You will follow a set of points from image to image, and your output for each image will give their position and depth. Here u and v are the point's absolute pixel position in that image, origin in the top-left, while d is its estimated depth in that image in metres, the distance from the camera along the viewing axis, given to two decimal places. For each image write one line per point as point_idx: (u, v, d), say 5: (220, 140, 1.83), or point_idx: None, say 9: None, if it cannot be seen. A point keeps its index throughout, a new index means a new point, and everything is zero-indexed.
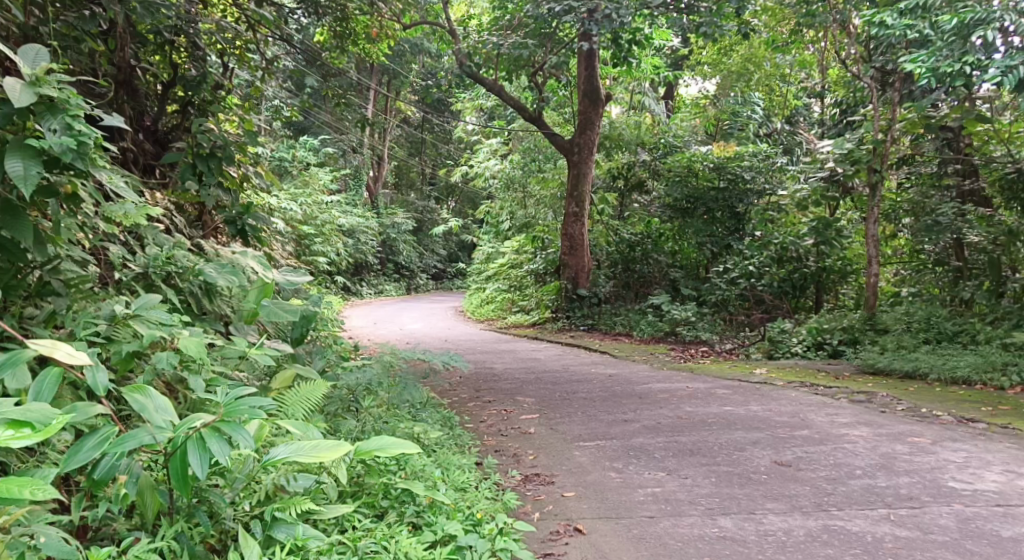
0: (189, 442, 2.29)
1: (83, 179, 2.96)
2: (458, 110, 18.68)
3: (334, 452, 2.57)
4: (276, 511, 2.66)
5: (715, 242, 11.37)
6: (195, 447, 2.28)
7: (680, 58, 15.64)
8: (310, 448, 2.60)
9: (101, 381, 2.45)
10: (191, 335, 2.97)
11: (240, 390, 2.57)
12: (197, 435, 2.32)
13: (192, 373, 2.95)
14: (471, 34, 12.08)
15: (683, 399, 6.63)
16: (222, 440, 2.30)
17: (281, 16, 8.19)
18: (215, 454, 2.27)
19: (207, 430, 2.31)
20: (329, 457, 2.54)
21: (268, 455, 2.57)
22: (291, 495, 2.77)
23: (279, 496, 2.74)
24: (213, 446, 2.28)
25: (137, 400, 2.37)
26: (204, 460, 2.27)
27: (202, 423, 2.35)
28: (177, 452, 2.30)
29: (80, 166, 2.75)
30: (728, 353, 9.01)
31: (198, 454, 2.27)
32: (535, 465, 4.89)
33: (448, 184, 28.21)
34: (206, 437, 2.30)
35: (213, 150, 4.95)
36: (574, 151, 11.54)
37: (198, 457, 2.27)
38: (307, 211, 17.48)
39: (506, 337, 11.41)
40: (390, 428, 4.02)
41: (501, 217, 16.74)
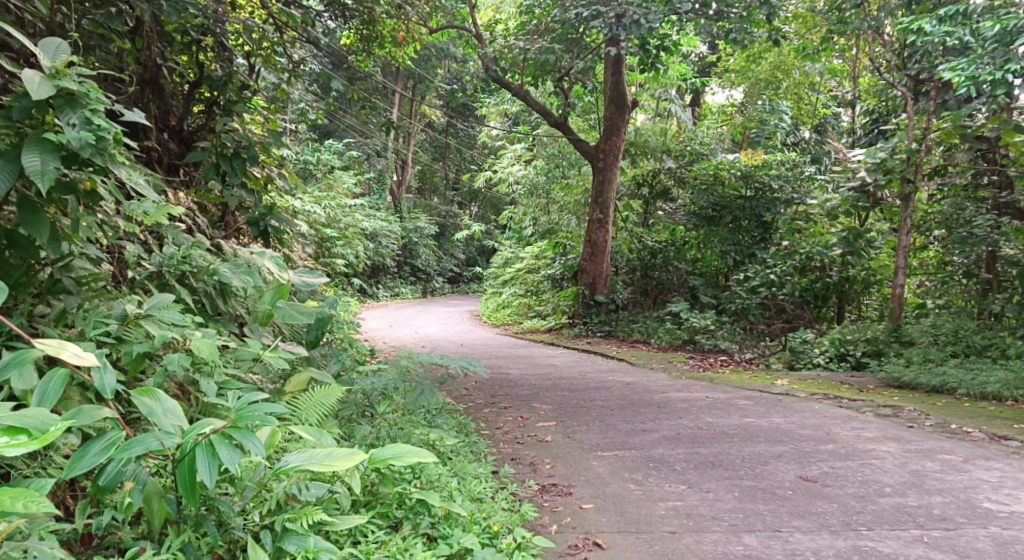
0: (198, 448, 2.20)
1: (104, 175, 2.85)
2: (481, 114, 18.63)
3: (347, 461, 2.47)
4: (287, 522, 2.56)
5: (739, 250, 11.17)
6: (204, 454, 2.19)
7: (708, 65, 15.63)
8: (322, 456, 2.50)
9: (109, 384, 2.39)
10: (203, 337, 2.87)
11: (252, 396, 2.48)
12: (206, 442, 2.22)
13: (203, 376, 2.86)
14: (498, 38, 12.08)
15: (703, 409, 6.49)
16: (232, 447, 2.21)
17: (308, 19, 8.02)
18: (225, 461, 2.18)
19: (216, 436, 2.22)
20: (342, 466, 2.44)
21: (280, 464, 2.47)
22: (303, 505, 2.68)
23: (290, 506, 2.64)
24: (222, 453, 2.19)
25: (145, 404, 2.28)
26: (212, 468, 2.18)
27: (212, 428, 2.27)
28: (184, 459, 2.21)
29: (99, 162, 2.67)
30: (748, 362, 8.85)
31: (206, 461, 2.19)
32: (552, 475, 4.79)
33: (470, 190, 28.15)
34: (215, 443, 2.21)
35: (236, 150, 4.89)
36: (598, 156, 11.44)
37: (206, 465, 2.18)
38: (331, 213, 17.67)
39: (524, 342, 11.32)
40: (405, 435, 3.94)
41: (523, 223, 16.66)
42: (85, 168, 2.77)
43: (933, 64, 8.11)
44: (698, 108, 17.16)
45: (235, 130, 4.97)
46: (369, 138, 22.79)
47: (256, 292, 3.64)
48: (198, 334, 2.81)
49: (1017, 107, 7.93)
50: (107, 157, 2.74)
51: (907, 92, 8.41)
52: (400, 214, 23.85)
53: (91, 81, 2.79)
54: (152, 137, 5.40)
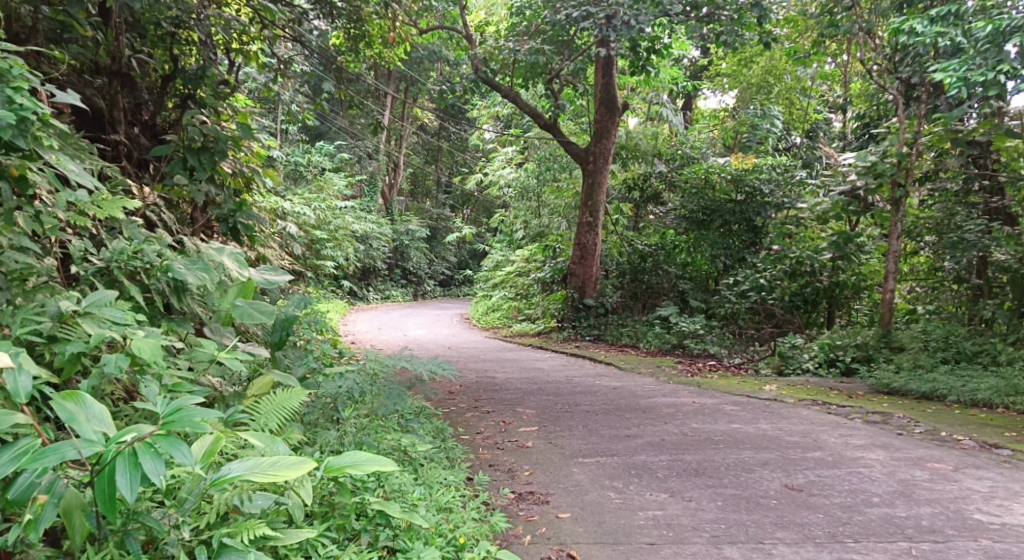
0: (119, 459, 2.04)
1: (34, 161, 2.77)
2: (472, 117, 18.50)
3: (295, 471, 2.30)
4: (226, 537, 2.35)
5: (729, 255, 11.02)
6: (125, 466, 2.03)
7: (700, 69, 15.59)
8: (267, 466, 2.32)
9: (24, 387, 2.21)
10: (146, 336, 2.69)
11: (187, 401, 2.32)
12: (129, 451, 2.06)
13: (145, 378, 2.68)
14: (488, 40, 11.98)
15: (689, 415, 6.33)
16: (157, 458, 2.05)
17: (296, 17, 7.92)
18: (148, 473, 2.02)
19: (140, 445, 2.06)
20: (290, 476, 2.27)
21: (219, 474, 2.28)
22: (248, 518, 2.50)
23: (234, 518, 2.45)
24: (146, 464, 2.03)
25: (65, 409, 2.14)
26: (133, 480, 2.02)
27: (136, 437, 2.10)
28: (104, 470, 2.04)
29: (19, 143, 2.59)
30: (736, 367, 8.71)
31: (127, 473, 2.02)
32: (530, 482, 4.62)
33: (462, 193, 27.97)
34: (139, 453, 2.05)
35: (205, 144, 4.71)
36: (587, 159, 11.31)
37: (127, 477, 2.01)
38: (320, 215, 17.56)
39: (511, 346, 11.17)
40: (372, 442, 3.77)
41: (514, 227, 16.50)
42: (12, 152, 2.69)
43: (925, 67, 8.00)
44: (689, 113, 17.05)
45: (204, 122, 4.79)
46: (361, 140, 22.66)
47: (215, 290, 3.48)
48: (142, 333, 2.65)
49: (1009, 112, 7.82)
50: (31, 139, 2.68)
51: (898, 96, 8.30)
52: (391, 217, 23.67)
53: (14, 58, 2.70)
54: (121, 131, 5.23)
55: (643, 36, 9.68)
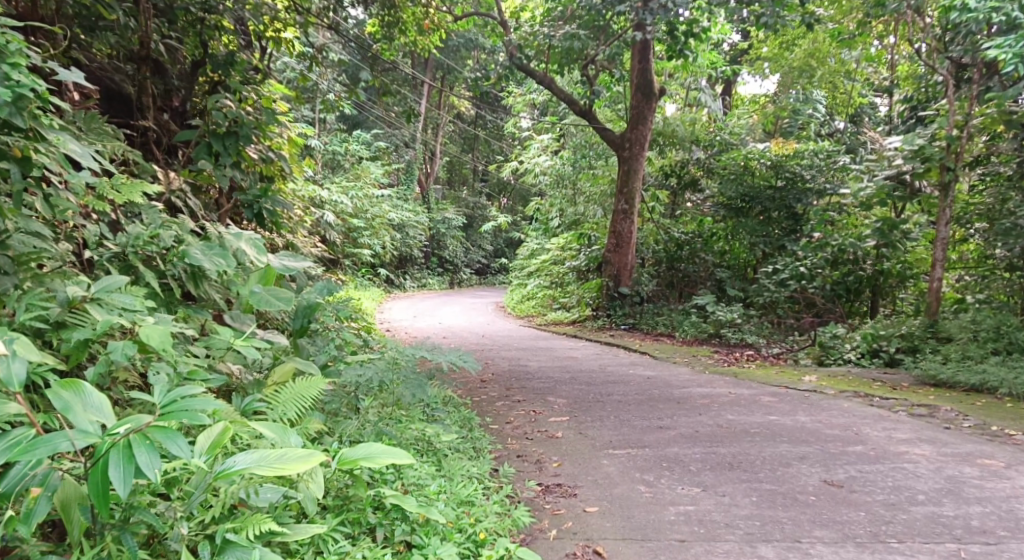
0: (112, 451, 2.03)
1: (39, 142, 2.77)
2: (508, 104, 18.32)
3: (301, 464, 2.22)
4: (229, 533, 2.30)
5: (768, 243, 10.66)
6: (119, 459, 2.01)
7: (740, 53, 15.20)
8: (273, 459, 2.25)
9: (19, 376, 2.20)
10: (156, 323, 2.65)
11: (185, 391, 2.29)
12: (123, 444, 2.05)
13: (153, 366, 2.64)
14: (523, 25, 11.79)
15: (725, 406, 6.14)
16: (152, 450, 2.03)
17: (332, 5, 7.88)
18: (142, 466, 2.00)
19: (135, 437, 2.05)
20: (295, 470, 2.19)
21: (223, 466, 2.21)
22: (255, 511, 2.44)
23: (241, 512, 2.40)
24: (140, 457, 2.00)
25: (60, 399, 2.13)
26: (127, 473, 2.00)
27: (132, 429, 2.09)
28: (97, 463, 2.02)
29: (17, 121, 2.59)
30: (775, 357, 8.47)
31: (120, 466, 2.00)
32: (558, 474, 4.50)
33: (498, 181, 27.78)
34: (133, 446, 2.03)
35: (229, 129, 4.66)
36: (623, 146, 11.09)
37: (120, 470, 2.00)
38: (357, 204, 17.68)
39: (545, 334, 11.05)
40: (393, 433, 3.66)
41: (550, 214, 16.30)
42: (13, 132, 2.69)
43: (977, 46, 7.63)
44: (729, 98, 16.64)
45: (228, 106, 4.72)
46: (397, 129, 22.64)
47: (234, 277, 3.44)
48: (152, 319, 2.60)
49: None
50: (28, 117, 2.66)
51: (948, 77, 7.93)
52: (427, 205, 23.63)
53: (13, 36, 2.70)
54: (150, 118, 5.20)
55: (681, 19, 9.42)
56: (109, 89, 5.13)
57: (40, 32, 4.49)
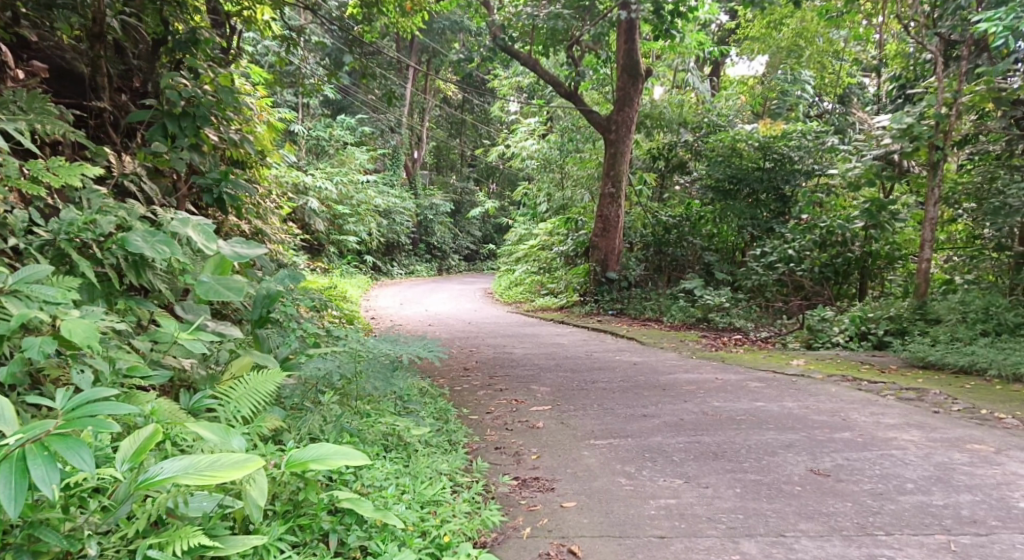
0: (5, 465, 1.97)
1: None
2: (493, 87, 18.01)
3: (232, 471, 2.06)
4: (152, 548, 2.13)
5: (757, 226, 10.50)
6: (11, 474, 1.96)
7: (728, 33, 14.93)
8: (202, 466, 2.08)
9: None
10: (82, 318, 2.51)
11: (91, 395, 2.24)
12: (17, 456, 2.00)
13: (75, 366, 2.51)
14: (507, 6, 11.50)
15: (711, 393, 5.98)
16: (50, 465, 1.98)
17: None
18: (38, 481, 1.95)
19: (31, 450, 2.00)
20: (225, 478, 2.03)
21: (146, 475, 2.04)
22: (188, 521, 2.27)
23: (170, 524, 2.23)
24: (36, 472, 1.96)
25: None
26: (21, 489, 1.95)
27: (28, 440, 2.03)
28: None
29: None
30: (763, 341, 8.31)
31: (13, 482, 1.95)
32: (537, 467, 4.33)
33: (486, 166, 27.43)
34: (28, 459, 1.98)
35: (185, 109, 4.54)
36: (609, 128, 10.84)
37: (13, 486, 1.95)
38: (341, 190, 17.41)
39: (531, 321, 10.87)
40: (356, 428, 3.49)
41: (538, 199, 16.04)
42: None
43: (967, 20, 7.42)
44: (717, 79, 16.38)
45: (183, 85, 4.60)
46: (382, 114, 22.31)
47: (179, 266, 3.27)
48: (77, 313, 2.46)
49: None
50: None
51: (937, 54, 7.71)
52: (414, 191, 23.32)
53: None
54: (105, 98, 4.97)
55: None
56: (61, 67, 4.95)
57: None
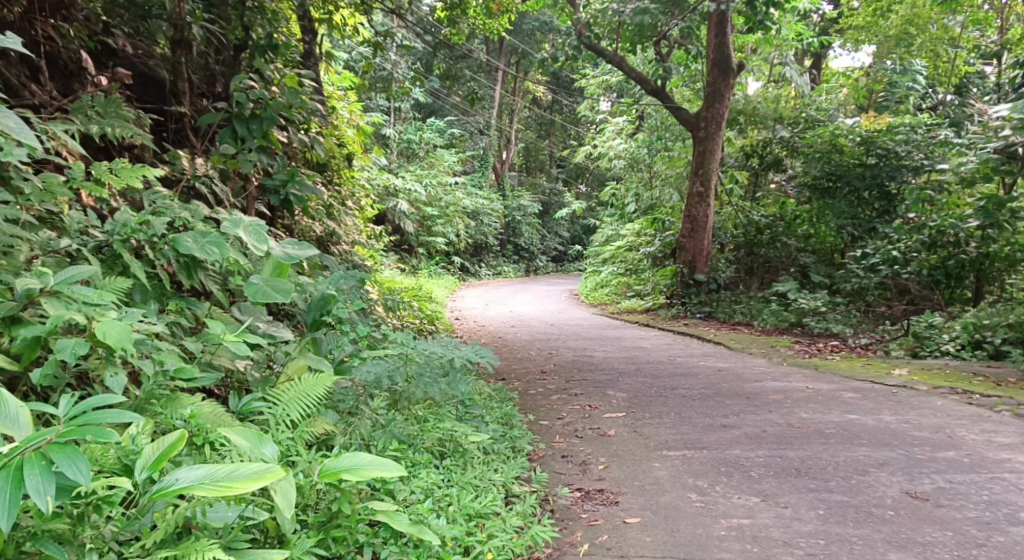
0: (3, 473, 1.92)
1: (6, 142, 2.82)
2: (581, 87, 17.73)
3: (249, 483, 2.01)
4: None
5: (857, 225, 9.73)
6: (7, 483, 1.90)
7: (830, 23, 14.14)
8: (219, 477, 2.03)
9: None
10: (122, 319, 2.50)
11: (105, 399, 2.18)
12: (17, 464, 1.94)
13: (113, 367, 2.46)
14: (594, 3, 11.22)
15: (799, 403, 5.58)
16: (46, 474, 1.92)
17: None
18: (32, 492, 1.89)
19: (29, 458, 1.94)
20: (241, 490, 1.98)
21: (162, 483, 1.99)
22: (211, 532, 2.21)
23: (193, 534, 2.17)
24: (30, 482, 1.90)
25: None
26: (14, 499, 1.89)
27: (33, 446, 1.99)
28: None
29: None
30: (862, 349, 7.76)
31: (7, 492, 1.89)
32: (602, 478, 4.11)
33: (575, 166, 27.05)
34: (25, 469, 1.93)
35: (254, 111, 4.58)
36: (698, 125, 10.42)
37: (8, 496, 1.89)
38: (430, 192, 17.57)
39: (615, 324, 10.58)
40: (408, 436, 3.42)
41: (626, 199, 15.64)
42: None
43: None
44: (819, 73, 15.54)
45: (252, 86, 4.64)
46: (471, 116, 22.41)
47: (232, 267, 3.26)
48: (113, 315, 2.44)
49: None
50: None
51: None
52: (502, 192, 23.34)
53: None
54: (184, 102, 5.02)
55: None
56: (144, 74, 4.97)
57: (68, 12, 4.32)
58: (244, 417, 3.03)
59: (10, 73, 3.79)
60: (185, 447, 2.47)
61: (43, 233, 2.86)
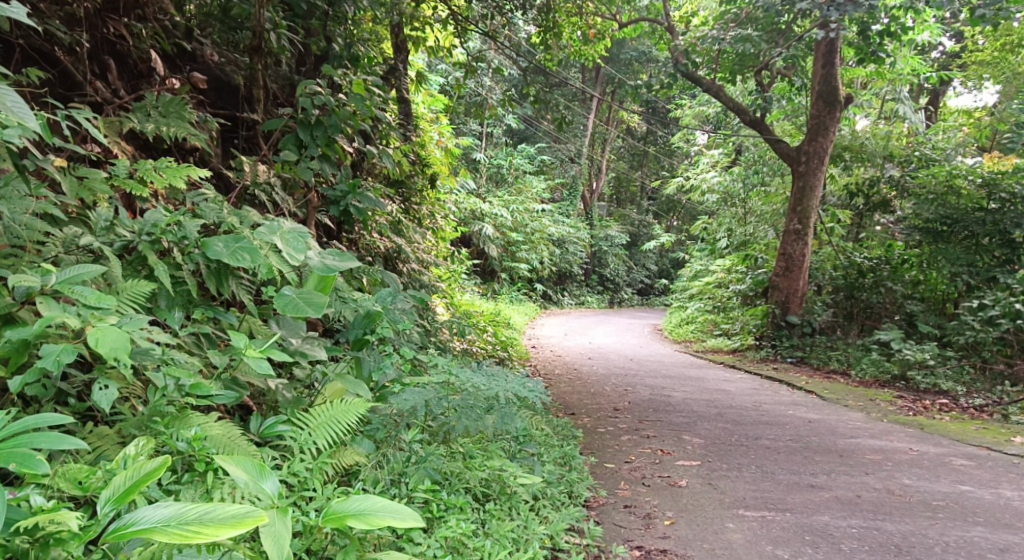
0: None
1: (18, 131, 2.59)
2: (675, 117, 17.11)
3: (220, 531, 1.96)
4: None
5: (974, 274, 8.79)
6: None
7: (953, 58, 13.15)
8: (189, 521, 1.98)
9: None
10: (124, 325, 2.46)
11: (52, 419, 2.13)
12: None
13: (103, 378, 2.42)
14: (693, 30, 10.59)
15: (901, 466, 4.95)
16: None
17: (507, 21, 7.47)
18: None
19: None
20: (208, 540, 1.94)
21: (126, 519, 1.97)
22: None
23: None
24: None
25: None
26: None
27: None
28: None
29: None
30: (976, 410, 6.95)
31: None
32: (667, 536, 3.67)
33: (666, 199, 26.26)
34: None
35: (319, 118, 4.45)
36: (798, 159, 9.74)
37: None
38: (516, 218, 17.42)
39: (698, 363, 9.98)
40: (449, 475, 3.13)
41: (717, 235, 14.80)
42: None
43: None
44: (934, 111, 14.44)
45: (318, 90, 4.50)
46: (563, 143, 22.08)
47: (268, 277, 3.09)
48: (112, 321, 2.42)
49: None
50: None
51: None
52: (590, 222, 22.89)
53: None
54: (258, 110, 4.80)
55: (876, 16, 7.92)
56: (220, 79, 4.80)
57: (144, 10, 4.14)
58: (267, 442, 2.86)
59: (75, 68, 3.71)
60: (187, 473, 2.41)
61: (70, 229, 2.75)
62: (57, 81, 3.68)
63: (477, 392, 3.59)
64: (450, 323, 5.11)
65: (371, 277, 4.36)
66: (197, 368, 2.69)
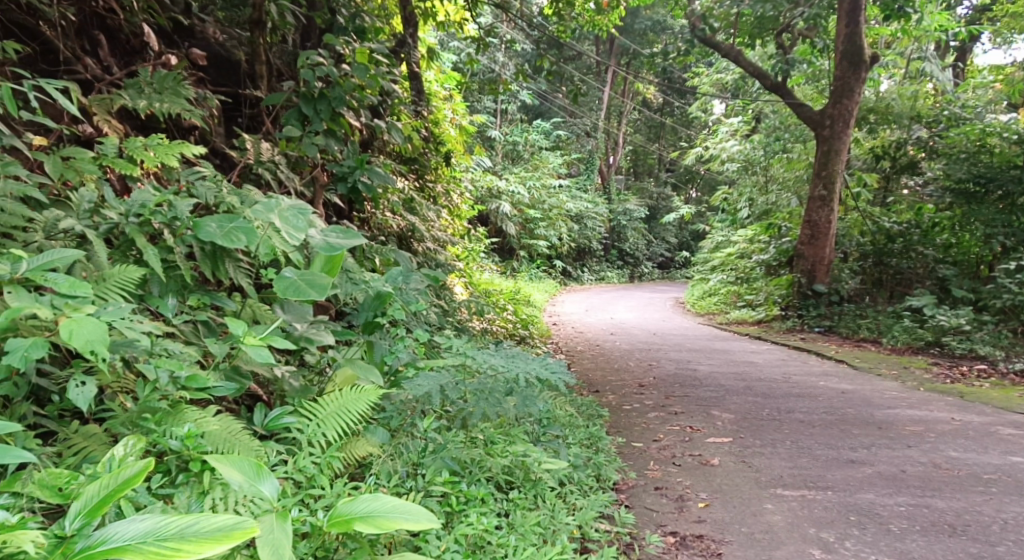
0: None
1: None
2: (692, 86, 16.66)
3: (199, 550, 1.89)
4: None
5: (1010, 234, 8.32)
6: None
7: (981, 11, 12.60)
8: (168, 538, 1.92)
9: None
10: (104, 314, 2.32)
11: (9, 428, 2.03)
12: None
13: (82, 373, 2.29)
14: None
15: (945, 438, 4.69)
16: None
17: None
18: None
19: None
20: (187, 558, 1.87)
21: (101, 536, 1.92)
22: None
23: None
24: None
25: None
26: None
27: None
28: None
29: None
30: (1017, 376, 6.65)
31: None
32: (702, 519, 3.45)
33: (685, 170, 25.77)
34: None
35: (322, 92, 4.25)
36: (822, 123, 9.37)
37: None
38: (533, 195, 17.16)
39: (722, 335, 9.73)
40: (468, 464, 2.94)
41: (737, 204, 14.43)
42: None
43: None
44: (962, 68, 13.90)
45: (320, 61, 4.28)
46: (578, 117, 21.69)
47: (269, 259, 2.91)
48: (88, 310, 2.28)
49: None
50: None
51: None
52: (608, 196, 22.53)
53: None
54: (262, 87, 4.58)
55: None
56: (220, 55, 4.60)
57: None
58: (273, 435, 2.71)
59: (59, 43, 3.55)
60: (181, 474, 2.30)
61: (52, 212, 2.64)
62: (39, 56, 3.54)
63: (496, 374, 3.38)
64: (467, 302, 4.91)
65: (384, 257, 4.20)
66: (193, 360, 2.55)
